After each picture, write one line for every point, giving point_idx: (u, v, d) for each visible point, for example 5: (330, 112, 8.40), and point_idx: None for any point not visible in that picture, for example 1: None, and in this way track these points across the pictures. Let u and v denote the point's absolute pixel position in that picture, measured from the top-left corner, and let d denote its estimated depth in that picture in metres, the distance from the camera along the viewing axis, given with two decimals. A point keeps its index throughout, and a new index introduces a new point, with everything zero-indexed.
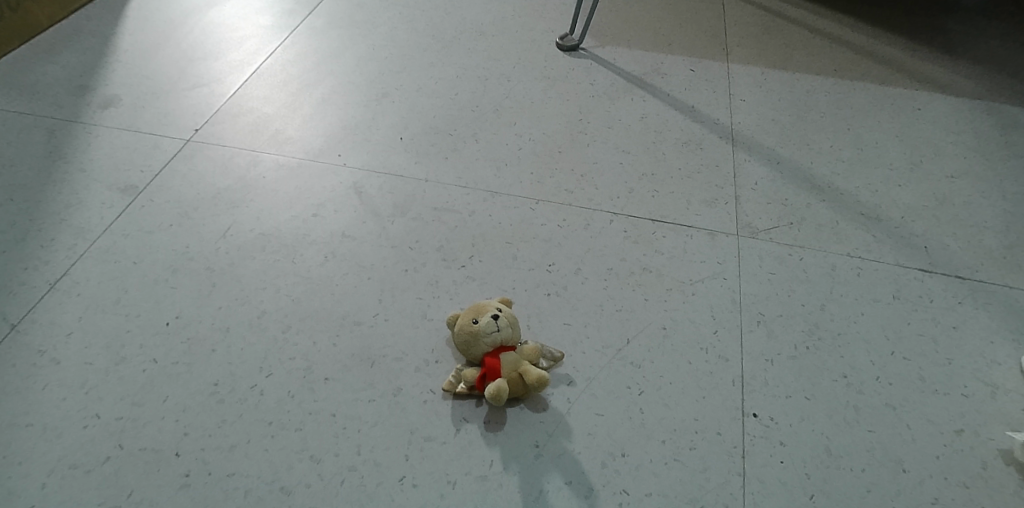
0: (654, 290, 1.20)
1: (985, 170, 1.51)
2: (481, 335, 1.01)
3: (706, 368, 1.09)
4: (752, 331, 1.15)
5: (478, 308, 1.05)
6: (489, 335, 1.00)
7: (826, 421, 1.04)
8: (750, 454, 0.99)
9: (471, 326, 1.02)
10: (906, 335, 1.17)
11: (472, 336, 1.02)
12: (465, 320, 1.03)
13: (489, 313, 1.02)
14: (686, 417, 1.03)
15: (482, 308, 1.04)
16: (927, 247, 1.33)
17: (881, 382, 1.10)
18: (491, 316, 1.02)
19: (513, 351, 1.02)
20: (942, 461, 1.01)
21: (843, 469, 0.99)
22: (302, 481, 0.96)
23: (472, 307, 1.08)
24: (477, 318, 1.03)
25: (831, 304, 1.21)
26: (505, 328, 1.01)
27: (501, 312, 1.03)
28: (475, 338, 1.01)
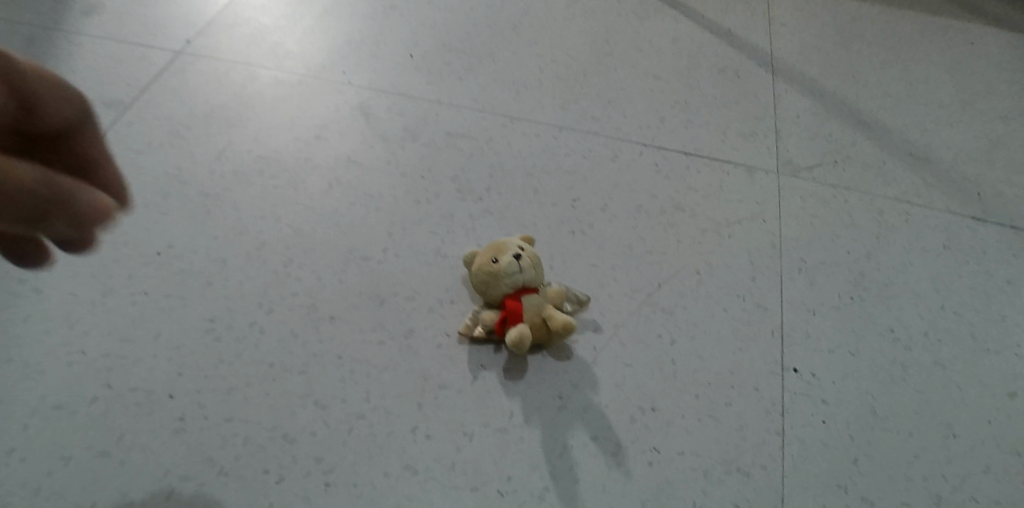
0: (687, 231, 1.11)
1: None
2: (502, 276, 0.91)
3: (743, 318, 1.01)
4: (793, 279, 1.06)
5: (498, 245, 0.95)
6: (511, 276, 0.91)
7: (871, 380, 0.96)
8: (790, 412, 0.92)
9: (490, 265, 0.93)
10: (957, 289, 1.09)
11: (493, 277, 0.92)
12: (484, 259, 0.94)
13: (511, 251, 0.92)
14: (721, 370, 0.95)
15: (502, 246, 0.94)
16: (979, 194, 1.23)
17: (930, 338, 1.02)
18: (513, 255, 0.92)
19: (536, 294, 0.93)
20: (994, 426, 0.93)
21: (888, 432, 0.92)
22: (306, 428, 0.88)
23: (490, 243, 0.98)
24: (497, 256, 0.93)
25: (877, 252, 1.11)
26: (529, 268, 0.92)
27: (523, 252, 0.93)
28: (495, 279, 0.92)
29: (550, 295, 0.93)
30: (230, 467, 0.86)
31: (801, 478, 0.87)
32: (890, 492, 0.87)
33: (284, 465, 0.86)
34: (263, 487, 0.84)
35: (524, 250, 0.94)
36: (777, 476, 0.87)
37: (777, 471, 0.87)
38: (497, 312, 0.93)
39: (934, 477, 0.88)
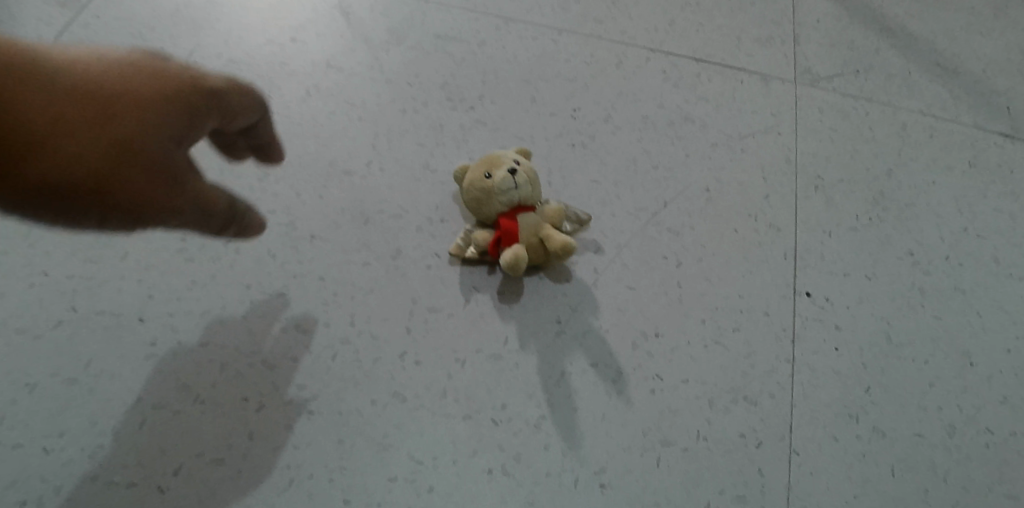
0: (696, 145, 1.02)
1: None
2: (497, 193, 0.84)
3: (754, 239, 0.94)
4: (808, 198, 0.99)
5: (492, 158, 0.86)
6: (506, 192, 0.83)
7: (887, 305, 0.91)
8: (802, 339, 0.87)
9: (483, 181, 0.85)
10: (981, 210, 1.02)
11: (486, 194, 0.84)
12: (476, 174, 0.86)
13: (506, 165, 0.84)
14: (729, 294, 0.89)
15: (497, 159, 0.86)
16: (1009, 109, 1.15)
17: (951, 262, 0.96)
18: (509, 170, 0.84)
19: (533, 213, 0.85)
20: (1014, 355, 0.89)
21: (903, 360, 0.87)
22: (288, 354, 0.83)
23: (484, 156, 0.90)
24: (491, 171, 0.85)
25: (898, 170, 1.04)
26: (525, 184, 0.84)
27: (519, 166, 0.85)
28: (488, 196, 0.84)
29: (549, 213, 0.86)
30: (206, 395, 0.80)
31: (811, 407, 0.83)
32: (902, 422, 0.83)
33: (264, 392, 0.81)
34: (242, 416, 0.79)
35: (521, 164, 0.86)
36: (785, 405, 0.83)
37: (786, 400, 0.83)
38: (491, 232, 0.86)
39: (948, 407, 0.84)
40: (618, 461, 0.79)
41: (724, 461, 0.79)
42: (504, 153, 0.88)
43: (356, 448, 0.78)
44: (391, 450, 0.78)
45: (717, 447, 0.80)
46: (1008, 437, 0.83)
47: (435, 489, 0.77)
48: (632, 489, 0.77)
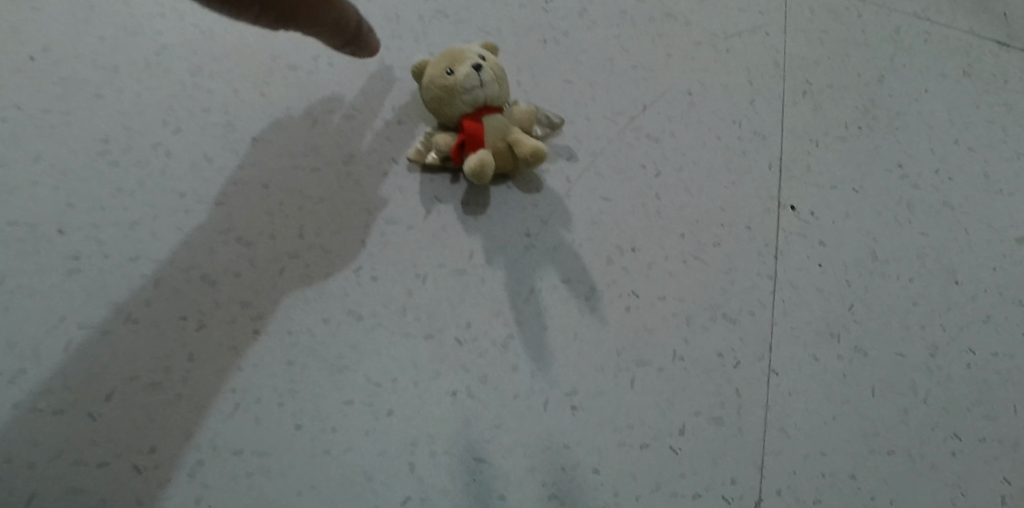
0: (678, 44, 0.94)
1: None
2: (459, 91, 0.75)
3: (738, 147, 0.88)
4: (796, 105, 0.92)
5: (453, 52, 0.77)
6: (469, 90, 0.75)
7: (874, 220, 0.86)
8: (785, 254, 0.82)
9: (444, 77, 0.76)
10: (973, 121, 0.96)
11: (447, 92, 0.76)
12: (436, 70, 0.77)
13: (469, 60, 0.76)
14: (710, 207, 0.84)
15: (459, 53, 0.77)
16: (1007, 13, 1.07)
17: (941, 176, 0.91)
18: (472, 65, 0.75)
19: (501, 115, 0.77)
20: (999, 274, 0.86)
21: (887, 278, 0.83)
22: (230, 269, 0.75)
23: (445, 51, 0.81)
24: (453, 67, 0.76)
25: (890, 77, 0.97)
26: (491, 82, 0.75)
27: (485, 62, 0.76)
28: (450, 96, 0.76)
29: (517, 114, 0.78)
30: (139, 313, 0.72)
31: (792, 325, 0.79)
32: (884, 341, 0.80)
33: (204, 310, 0.73)
34: (181, 336, 0.72)
35: (486, 59, 0.78)
36: (766, 323, 0.78)
37: (766, 318, 0.79)
38: (454, 135, 0.78)
39: (931, 326, 0.82)
40: (591, 382, 0.74)
41: (701, 382, 0.75)
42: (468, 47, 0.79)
43: (308, 370, 0.72)
44: (347, 372, 0.72)
45: (695, 367, 0.76)
46: (989, 358, 0.81)
47: (396, 413, 0.71)
48: (605, 411, 0.73)
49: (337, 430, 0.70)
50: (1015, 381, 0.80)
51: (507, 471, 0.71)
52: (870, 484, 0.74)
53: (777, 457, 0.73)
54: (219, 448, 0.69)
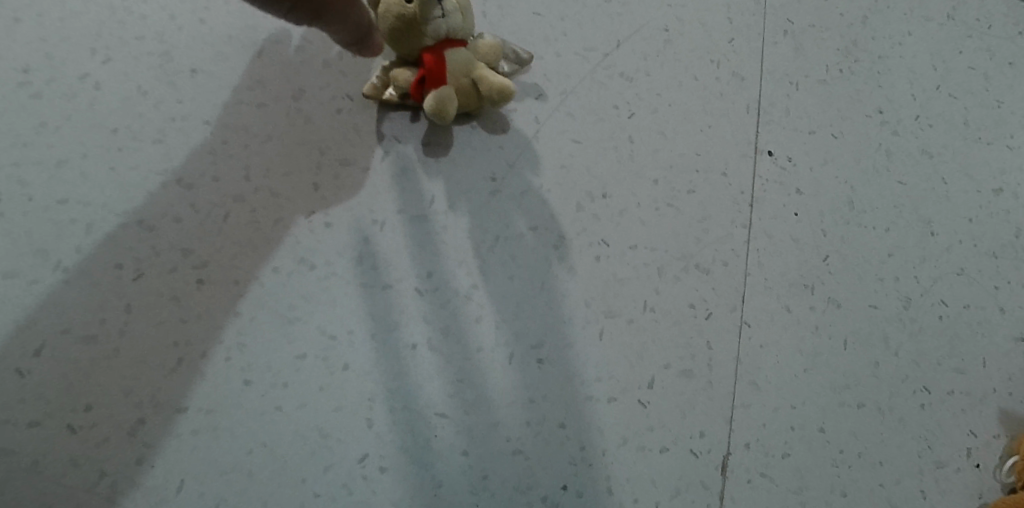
0: None
1: None
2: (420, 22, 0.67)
3: (716, 89, 0.83)
4: (777, 44, 0.87)
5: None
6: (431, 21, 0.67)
7: (852, 168, 0.83)
8: (761, 202, 0.79)
9: (403, 5, 0.67)
10: (955, 66, 0.93)
11: (406, 22, 0.68)
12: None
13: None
14: (686, 151, 0.80)
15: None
16: None
17: (921, 123, 0.88)
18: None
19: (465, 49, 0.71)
20: (974, 225, 0.84)
21: (864, 228, 0.81)
22: (169, 213, 0.69)
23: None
24: None
25: (873, 18, 0.93)
26: (455, 12, 0.68)
27: None
28: (410, 28, 0.68)
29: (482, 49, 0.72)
30: (69, 261, 0.66)
31: (766, 276, 0.76)
32: (858, 293, 0.78)
33: (141, 258, 0.67)
34: (116, 285, 0.66)
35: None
36: (739, 274, 0.76)
37: (740, 268, 0.76)
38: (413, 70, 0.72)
39: (905, 278, 0.80)
40: (558, 334, 0.71)
41: (671, 334, 0.72)
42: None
43: (257, 322, 0.67)
44: (299, 324, 0.68)
45: (665, 319, 0.73)
46: (961, 310, 0.80)
47: (352, 367, 0.67)
48: (572, 364, 0.70)
49: (289, 386, 0.66)
50: (985, 334, 0.79)
51: (469, 426, 0.67)
52: (839, 437, 0.72)
53: (747, 410, 0.71)
54: (162, 406, 0.64)
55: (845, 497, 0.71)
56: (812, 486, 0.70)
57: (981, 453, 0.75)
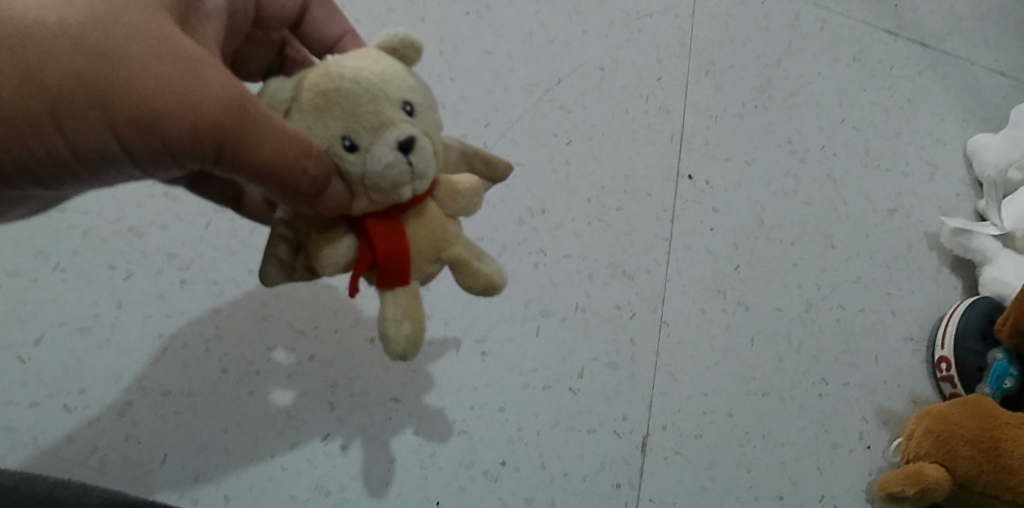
0: (594, 22, 0.98)
1: None
2: (376, 185, 0.46)
3: (644, 121, 0.95)
4: (699, 83, 0.99)
5: (364, 105, 0.45)
6: (396, 188, 0.47)
7: (763, 190, 0.95)
8: (680, 219, 0.90)
9: (342, 152, 0.46)
10: (859, 103, 1.05)
11: (350, 179, 0.47)
12: (326, 130, 0.46)
13: (393, 135, 0.45)
14: (616, 174, 0.91)
15: (353, 92, 0.45)
16: (898, 7, 1.13)
17: (826, 152, 1.00)
18: (398, 142, 0.45)
19: (432, 217, 0.52)
20: (870, 240, 0.97)
21: (772, 242, 0.92)
22: (156, 222, 0.78)
23: (328, 71, 0.46)
24: (355, 140, 0.46)
25: (788, 60, 1.04)
26: (422, 142, 0.47)
27: (405, 125, 0.46)
28: (362, 186, 0.47)
29: (455, 202, 0.52)
30: (67, 263, 0.75)
31: (683, 283, 0.87)
32: (765, 297, 0.89)
33: (132, 260, 0.76)
34: (109, 284, 0.75)
35: (416, 105, 0.47)
36: (660, 280, 0.87)
37: (661, 275, 0.87)
38: (351, 237, 0.50)
39: (807, 285, 0.91)
40: (500, 331, 0.81)
41: (599, 332, 0.83)
42: (389, 75, 0.46)
43: (232, 317, 0.76)
44: (270, 319, 0.77)
45: (594, 318, 0.83)
46: (856, 314, 0.92)
47: (317, 358, 0.77)
48: (511, 356, 0.80)
49: (261, 373, 0.75)
50: (877, 334, 0.91)
51: (420, 409, 0.77)
52: (745, 421, 0.83)
53: (664, 397, 0.82)
54: (148, 389, 0.72)
55: (749, 472, 0.81)
56: (720, 463, 0.81)
57: (872, 436, 0.86)
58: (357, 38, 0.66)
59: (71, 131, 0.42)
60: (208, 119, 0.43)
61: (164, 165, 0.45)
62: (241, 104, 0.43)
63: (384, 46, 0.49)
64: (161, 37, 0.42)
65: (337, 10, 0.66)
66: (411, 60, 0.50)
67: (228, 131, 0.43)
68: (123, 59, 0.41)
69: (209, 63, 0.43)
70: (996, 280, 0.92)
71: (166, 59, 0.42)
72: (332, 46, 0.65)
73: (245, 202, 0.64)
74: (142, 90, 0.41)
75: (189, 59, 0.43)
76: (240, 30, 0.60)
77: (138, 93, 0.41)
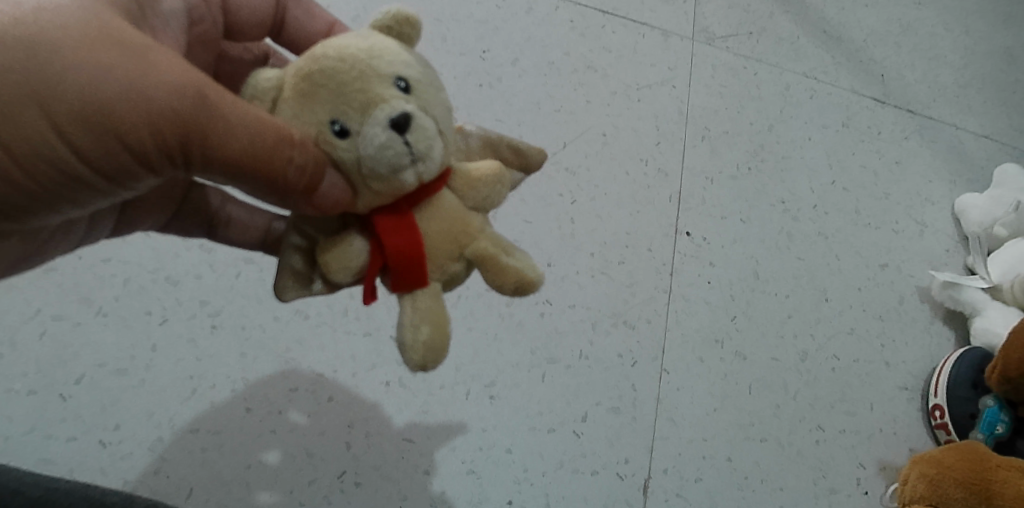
0: (596, 92, 1.06)
1: None
2: (371, 170, 0.45)
3: (643, 182, 1.01)
4: (696, 147, 1.06)
5: (351, 85, 0.45)
6: (396, 172, 0.45)
7: (757, 245, 1.01)
8: (679, 272, 0.96)
9: (332, 138, 0.46)
10: (849, 166, 1.11)
11: (344, 165, 0.46)
12: (314, 116, 0.46)
13: (383, 113, 0.44)
14: (618, 230, 0.97)
15: (338, 71, 0.45)
16: (884, 77, 1.20)
17: (818, 211, 1.06)
18: (387, 119, 0.44)
19: (448, 211, 0.51)
20: (863, 293, 1.01)
21: (767, 294, 0.97)
22: (191, 272, 0.84)
23: (316, 53, 0.46)
24: (347, 123, 0.45)
25: (779, 126, 1.11)
26: (418, 117, 0.45)
27: (397, 101, 0.45)
28: (359, 172, 0.46)
29: (472, 192, 0.52)
30: (108, 309, 0.81)
31: (682, 332, 0.92)
32: (761, 348, 0.93)
33: (167, 307, 0.82)
34: (145, 328, 0.81)
35: (411, 82, 0.47)
36: (660, 330, 0.91)
37: (660, 325, 0.92)
38: (359, 238, 0.51)
39: (802, 336, 0.96)
40: (507, 376, 0.85)
41: (602, 378, 0.87)
42: (377, 53, 0.46)
43: (258, 360, 0.82)
44: (293, 363, 0.82)
45: (597, 365, 0.88)
46: (851, 364, 0.95)
47: (335, 399, 0.82)
48: (518, 400, 0.84)
49: (283, 412, 0.80)
50: (872, 383, 0.95)
51: (431, 449, 0.81)
52: (744, 466, 0.86)
53: (664, 441, 0.85)
54: (177, 427, 0.77)
55: None
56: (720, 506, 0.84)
57: (868, 482, 0.89)
58: (342, 26, 0.68)
59: (42, 140, 0.44)
60: (166, 105, 0.44)
61: (140, 163, 0.47)
62: (197, 97, 0.45)
63: (379, 25, 0.49)
64: (112, 38, 0.45)
65: (315, 7, 0.67)
66: (410, 38, 0.50)
67: (189, 123, 0.45)
68: (78, 64, 0.43)
69: (160, 54, 0.46)
70: (985, 331, 0.96)
71: (110, 48, 0.44)
72: (317, 43, 0.67)
73: (233, 226, 0.70)
74: (91, 78, 0.43)
75: (142, 55, 0.45)
76: (213, 40, 0.63)
77: (89, 82, 0.43)
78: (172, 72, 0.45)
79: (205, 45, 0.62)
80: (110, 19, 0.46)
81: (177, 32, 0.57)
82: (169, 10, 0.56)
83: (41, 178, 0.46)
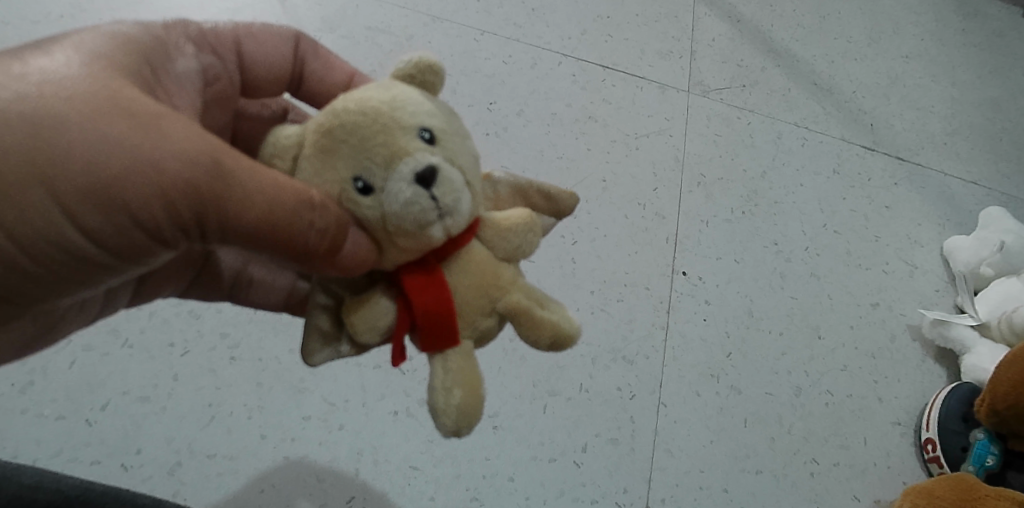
0: (597, 140, 1.12)
1: (948, 35, 1.40)
2: (397, 225, 0.49)
3: (641, 224, 1.06)
4: (691, 192, 1.11)
5: (374, 139, 0.48)
6: (424, 227, 0.49)
7: (751, 285, 1.05)
8: (676, 310, 1.00)
9: (357, 195, 0.49)
10: (841, 210, 1.16)
11: (368, 220, 0.50)
12: (338, 173, 0.49)
13: (406, 167, 0.48)
14: (617, 269, 1.02)
15: (360, 126, 0.49)
16: (873, 126, 1.26)
17: (810, 253, 1.10)
18: (410, 175, 0.47)
19: (480, 265, 0.54)
20: (855, 331, 1.05)
21: (761, 331, 1.01)
22: (212, 306, 0.89)
23: (336, 108, 0.50)
24: (371, 182, 0.49)
25: (772, 173, 1.16)
26: (440, 168, 0.49)
27: (420, 155, 0.48)
28: (383, 226, 0.50)
29: (501, 245, 0.55)
30: (134, 340, 0.86)
31: (679, 367, 0.95)
32: (756, 383, 0.97)
33: (189, 339, 0.87)
34: (168, 358, 0.86)
35: (434, 132, 0.50)
36: (658, 365, 0.95)
37: (657, 361, 0.95)
38: (385, 298, 0.54)
39: (796, 372, 0.99)
40: (510, 407, 0.89)
41: (601, 410, 0.91)
42: (398, 105, 0.50)
43: (272, 391, 0.86)
44: (306, 393, 0.86)
45: (597, 397, 0.91)
46: (844, 399, 0.98)
47: (346, 428, 0.85)
48: (520, 430, 0.88)
49: (296, 439, 0.84)
50: (865, 417, 0.98)
51: (437, 476, 0.84)
52: (739, 496, 0.89)
53: (662, 472, 0.89)
54: (195, 452, 0.81)
55: None
56: None
57: None
58: (360, 76, 0.73)
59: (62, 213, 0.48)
60: (179, 176, 0.48)
61: (154, 231, 0.50)
62: (208, 167, 0.48)
63: (401, 74, 0.54)
64: (126, 111, 0.48)
65: (330, 58, 0.72)
66: (431, 84, 0.54)
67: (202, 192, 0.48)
68: (94, 141, 0.47)
69: (172, 123, 0.49)
70: (974, 368, 1.00)
71: (123, 121, 0.48)
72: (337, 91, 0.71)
73: (256, 288, 0.73)
74: (103, 152, 0.47)
75: (154, 125, 0.48)
76: (229, 98, 0.67)
77: (102, 159, 0.47)
78: (180, 141, 0.48)
79: (222, 102, 0.66)
80: (120, 92, 0.49)
81: (192, 91, 0.61)
82: (184, 70, 0.61)
83: (62, 250, 0.50)
